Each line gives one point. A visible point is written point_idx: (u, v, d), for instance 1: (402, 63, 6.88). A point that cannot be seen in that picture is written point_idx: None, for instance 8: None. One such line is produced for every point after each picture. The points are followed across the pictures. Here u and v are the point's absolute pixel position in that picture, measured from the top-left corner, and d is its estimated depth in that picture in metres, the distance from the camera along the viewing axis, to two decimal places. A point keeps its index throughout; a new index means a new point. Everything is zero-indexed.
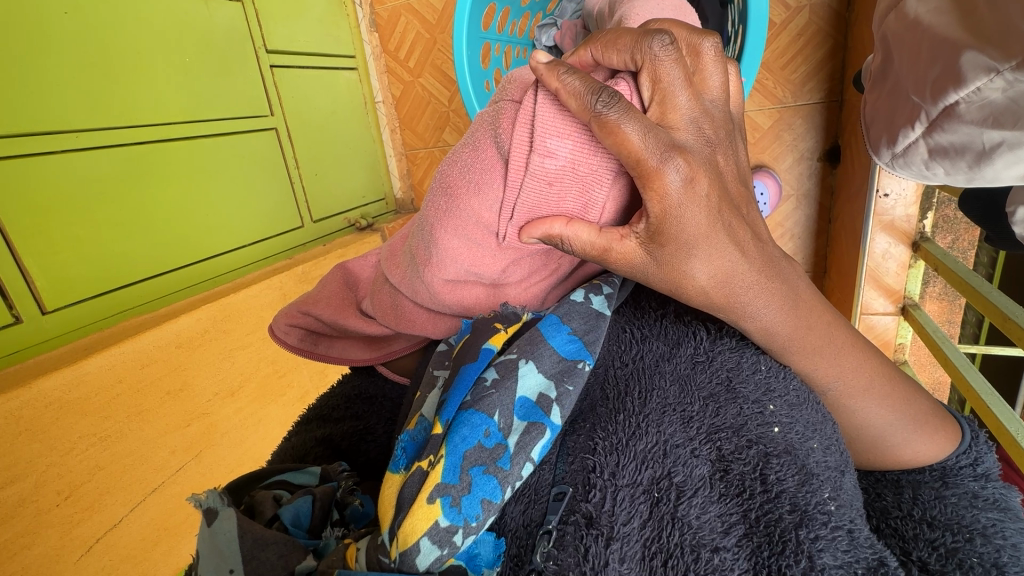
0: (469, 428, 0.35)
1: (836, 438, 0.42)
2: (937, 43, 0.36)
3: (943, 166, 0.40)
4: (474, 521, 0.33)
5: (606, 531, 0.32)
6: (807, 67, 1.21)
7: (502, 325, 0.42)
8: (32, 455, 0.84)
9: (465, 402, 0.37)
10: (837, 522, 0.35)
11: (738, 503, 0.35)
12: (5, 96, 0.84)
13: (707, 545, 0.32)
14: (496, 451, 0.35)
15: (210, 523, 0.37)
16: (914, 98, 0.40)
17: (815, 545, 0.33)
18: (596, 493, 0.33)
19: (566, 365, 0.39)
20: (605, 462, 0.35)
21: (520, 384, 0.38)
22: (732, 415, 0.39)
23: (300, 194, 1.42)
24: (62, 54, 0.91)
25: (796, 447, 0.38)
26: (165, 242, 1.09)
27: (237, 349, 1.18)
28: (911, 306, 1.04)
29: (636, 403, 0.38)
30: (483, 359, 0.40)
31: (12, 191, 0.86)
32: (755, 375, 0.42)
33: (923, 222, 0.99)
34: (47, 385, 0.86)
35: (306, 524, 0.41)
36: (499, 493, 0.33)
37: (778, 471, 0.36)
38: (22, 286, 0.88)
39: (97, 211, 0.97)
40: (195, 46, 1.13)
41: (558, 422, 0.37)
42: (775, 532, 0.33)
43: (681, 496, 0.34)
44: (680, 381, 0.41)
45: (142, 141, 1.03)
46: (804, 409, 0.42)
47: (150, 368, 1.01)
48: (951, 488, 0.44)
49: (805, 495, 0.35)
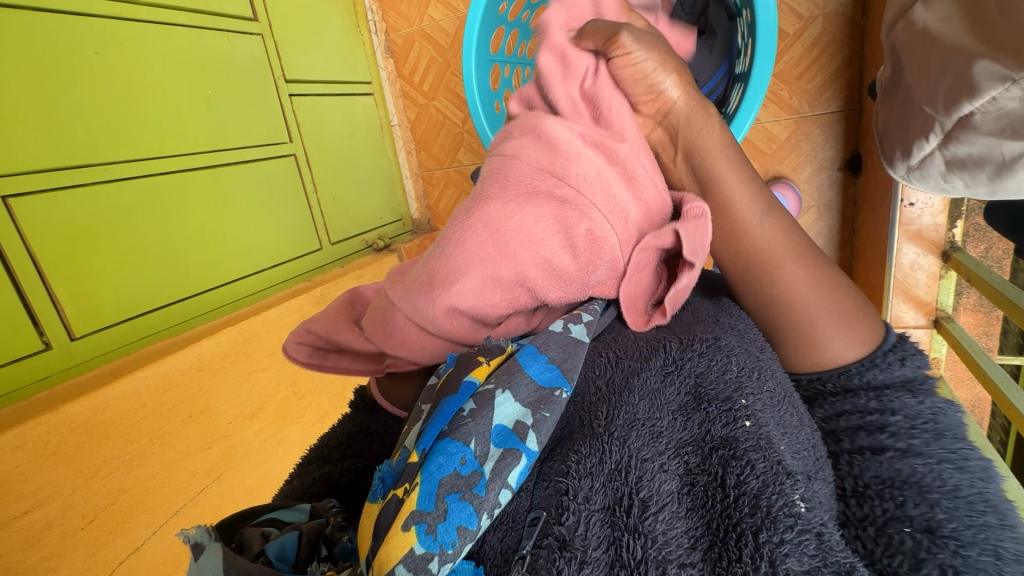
0: (445, 456, 0.35)
1: (811, 443, 0.42)
2: (945, 53, 0.35)
3: (962, 178, 0.38)
4: (450, 549, 0.32)
5: (579, 554, 0.31)
6: (823, 75, 1.19)
7: (484, 358, 0.43)
8: (58, 479, 0.87)
9: (442, 432, 0.37)
10: (805, 525, 0.32)
11: (704, 515, 0.34)
12: (41, 135, 0.89)
13: (672, 561, 0.31)
14: (472, 477, 0.35)
15: (197, 557, 0.37)
16: (926, 108, 0.38)
17: (780, 549, 0.31)
18: (569, 516, 0.33)
19: (545, 392, 0.40)
20: (577, 485, 0.34)
21: (496, 413, 0.38)
22: (699, 425, 0.39)
23: (319, 218, 1.45)
24: (91, 91, 0.95)
25: (768, 444, 0.37)
26: (188, 268, 1.12)
27: (257, 372, 1.20)
28: (945, 319, 0.99)
29: (603, 422, 0.38)
30: (463, 392, 0.40)
31: (44, 225, 0.91)
32: (725, 376, 0.42)
33: (953, 231, 0.96)
34: (73, 410, 0.89)
35: (292, 559, 0.40)
36: (475, 520, 0.33)
37: (739, 473, 0.35)
38: (51, 312, 0.92)
39: (123, 240, 1.01)
40: (215, 78, 1.17)
41: (535, 448, 0.37)
42: (732, 536, 0.32)
43: (645, 511, 0.33)
44: (651, 395, 0.41)
45: (166, 171, 1.07)
46: (780, 409, 0.42)
47: (173, 392, 1.03)
48: (890, 414, 0.45)
49: (770, 495, 0.33)
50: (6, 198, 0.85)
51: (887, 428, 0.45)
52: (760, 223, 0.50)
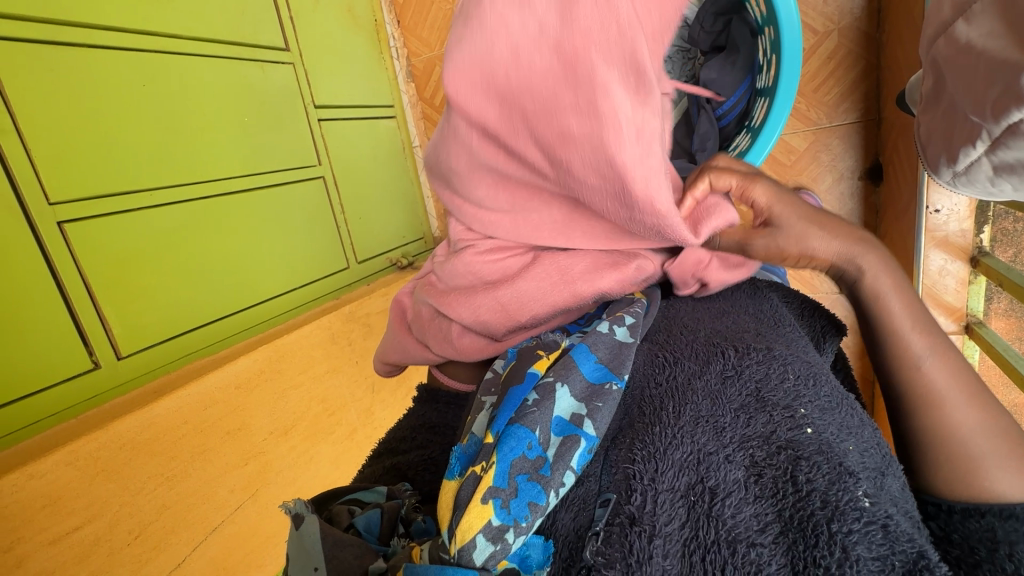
0: (516, 440, 0.37)
1: (876, 441, 0.41)
2: (993, 65, 0.36)
3: (1011, 182, 0.39)
4: (523, 522, 0.34)
5: (649, 528, 0.32)
6: (840, 87, 1.21)
7: (544, 353, 0.46)
8: (107, 495, 0.89)
9: (510, 417, 0.39)
10: (871, 517, 0.32)
11: (773, 503, 0.34)
12: (97, 162, 0.94)
13: (742, 540, 0.32)
14: (538, 460, 0.37)
15: (297, 526, 0.40)
16: (973, 117, 0.40)
17: (848, 538, 0.31)
18: (637, 495, 0.34)
19: (595, 388, 0.42)
20: (644, 469, 0.35)
21: (557, 404, 0.40)
22: (762, 423, 0.39)
23: (346, 238, 1.49)
24: (139, 122, 1.00)
25: (831, 447, 0.37)
26: (224, 289, 1.16)
27: (290, 389, 1.23)
28: (977, 324, 0.99)
29: (670, 415, 0.39)
30: (527, 381, 0.42)
31: (96, 250, 0.95)
32: (783, 383, 0.42)
33: (981, 237, 0.97)
34: (122, 427, 0.92)
35: (376, 532, 0.43)
36: (543, 497, 0.35)
37: (808, 471, 0.35)
38: (100, 332, 0.95)
39: (165, 262, 1.05)
40: (251, 106, 1.22)
41: (592, 434, 0.39)
42: (807, 527, 0.32)
43: (715, 497, 0.34)
44: (713, 395, 0.41)
45: (206, 195, 1.12)
46: (837, 412, 0.42)
47: (212, 410, 1.06)
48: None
49: (838, 491, 0.33)
50: (61, 223, 0.90)
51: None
52: (923, 363, 0.49)
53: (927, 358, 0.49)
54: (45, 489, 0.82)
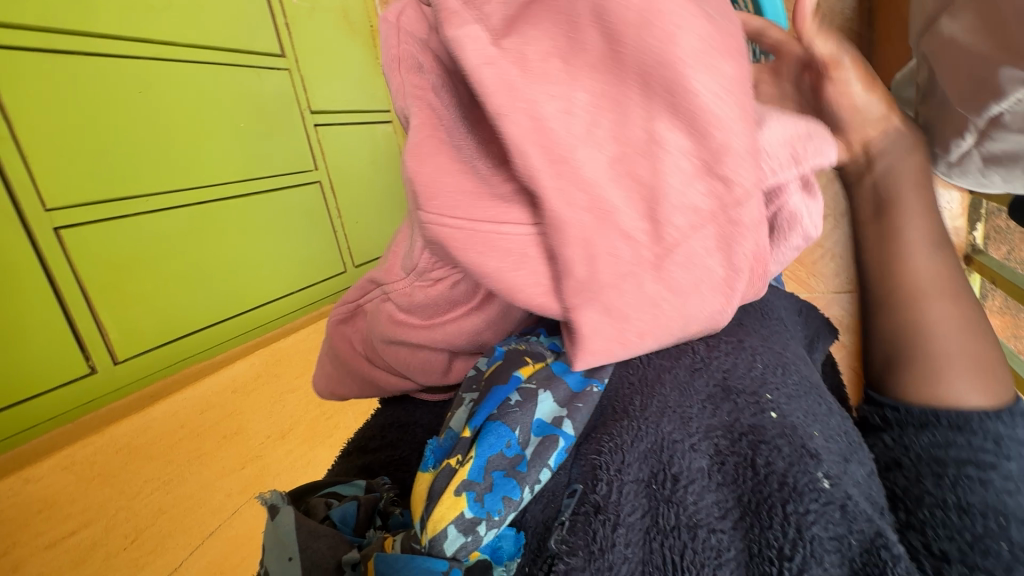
0: (495, 436, 0.32)
1: (846, 427, 0.35)
2: (970, 61, 0.37)
3: (1000, 172, 0.40)
4: (496, 515, 0.31)
5: (613, 517, 0.30)
6: None
7: (532, 359, 0.37)
8: (102, 499, 0.90)
9: (491, 413, 0.33)
10: (830, 498, 0.29)
11: (733, 488, 0.30)
12: (92, 169, 0.94)
13: (703, 525, 0.29)
14: (516, 458, 0.32)
15: (273, 517, 0.39)
16: (960, 110, 0.40)
17: (806, 518, 0.28)
18: (602, 484, 0.31)
19: (580, 391, 0.35)
20: (611, 458, 0.32)
21: (540, 406, 0.34)
22: (725, 408, 0.34)
23: (342, 242, 1.50)
24: (134, 128, 1.00)
25: (796, 428, 0.32)
26: (220, 294, 1.16)
27: (286, 393, 1.20)
28: None
29: (631, 402, 0.35)
30: (512, 380, 0.35)
31: (93, 256, 0.96)
32: (752, 365, 0.36)
33: (974, 235, 0.96)
34: (118, 431, 0.99)
35: (352, 523, 0.42)
36: (518, 492, 0.31)
37: (768, 453, 0.30)
38: (97, 336, 0.97)
39: (160, 267, 1.05)
40: (249, 111, 1.23)
41: (572, 434, 0.34)
42: (762, 507, 0.29)
43: (676, 483, 0.31)
44: (681, 386, 0.36)
45: (203, 201, 1.12)
46: (809, 397, 0.36)
47: (208, 413, 1.09)
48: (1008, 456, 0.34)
49: (800, 470, 0.29)
50: (57, 228, 0.91)
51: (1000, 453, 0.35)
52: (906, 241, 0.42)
53: (937, 249, 0.41)
54: (39, 494, 0.87)
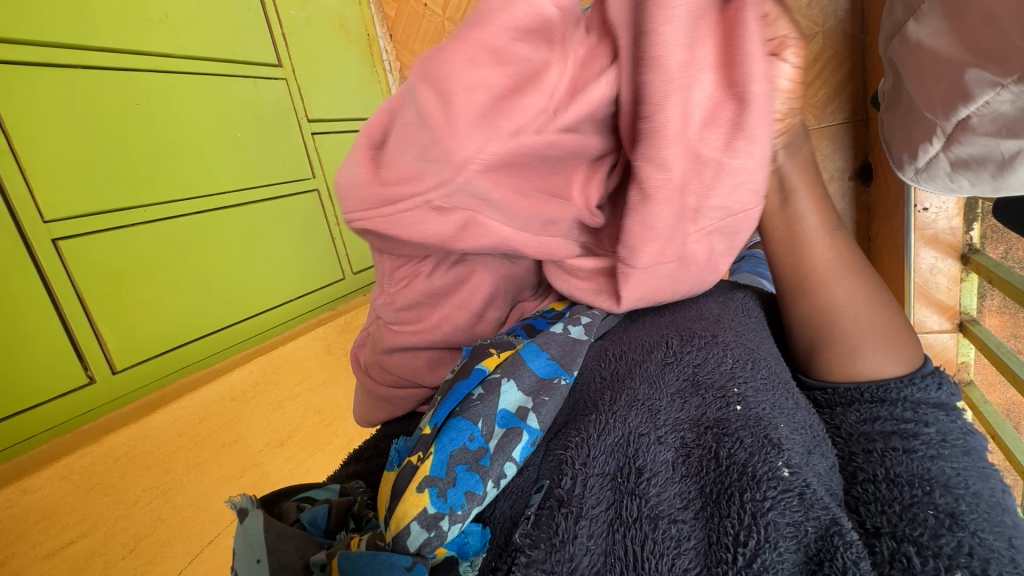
0: (456, 431, 0.38)
1: (808, 422, 0.39)
2: (942, 63, 0.38)
3: (968, 178, 0.39)
4: (459, 510, 0.35)
5: (576, 509, 0.33)
6: (827, 89, 1.22)
7: (496, 350, 0.45)
8: (101, 509, 0.91)
9: (453, 410, 0.40)
10: (788, 485, 0.32)
11: (697, 480, 0.35)
12: (90, 181, 0.95)
13: (664, 516, 0.33)
14: (479, 451, 0.38)
15: (242, 520, 0.39)
16: (928, 115, 0.40)
17: (762, 504, 0.32)
18: (567, 478, 0.35)
19: (545, 382, 0.42)
20: (576, 453, 0.36)
21: (502, 398, 0.40)
22: (695, 406, 0.39)
23: (340, 249, 1.50)
24: (130, 139, 1.01)
25: (761, 421, 0.37)
26: (217, 302, 1.17)
27: (286, 400, 1.23)
28: (970, 321, 0.98)
29: (606, 403, 0.40)
30: (474, 376, 0.42)
31: (93, 266, 0.97)
32: (721, 366, 0.42)
33: (970, 234, 0.96)
34: (115, 440, 0.96)
35: (322, 525, 0.43)
36: (481, 486, 0.36)
37: (731, 447, 0.35)
38: (95, 346, 0.98)
39: (157, 276, 1.06)
40: (246, 119, 1.24)
41: (536, 427, 0.39)
42: (724, 498, 0.33)
43: (640, 477, 0.35)
44: (653, 382, 0.41)
45: (199, 210, 1.13)
46: (777, 392, 0.41)
47: (207, 422, 1.09)
48: (924, 424, 0.39)
49: (760, 461, 0.34)
50: (56, 239, 0.92)
51: (920, 437, 0.38)
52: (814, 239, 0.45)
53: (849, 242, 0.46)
54: (39, 504, 0.85)
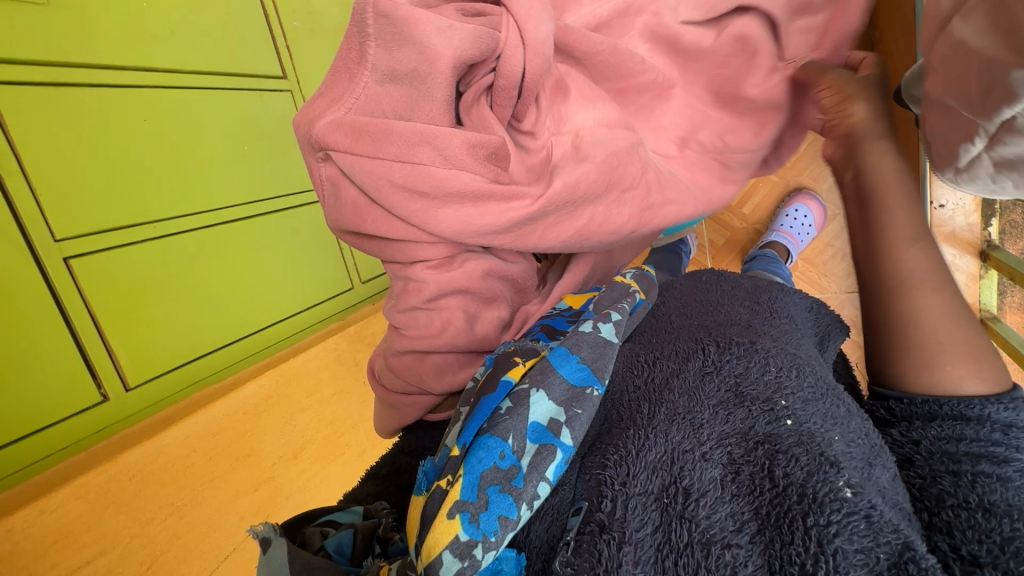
0: (485, 450, 0.38)
1: (864, 432, 0.41)
2: (977, 64, 0.37)
3: (1011, 179, 0.40)
4: (493, 536, 0.35)
5: (619, 535, 0.32)
6: None
7: (520, 359, 0.45)
8: (118, 527, 0.94)
9: (482, 427, 0.39)
10: (852, 508, 0.33)
11: (749, 501, 0.35)
12: (101, 198, 0.94)
13: (717, 542, 0.33)
14: (511, 470, 0.37)
15: (265, 551, 0.38)
16: (966, 114, 0.41)
17: (827, 531, 0.32)
18: (607, 501, 0.34)
19: (576, 391, 0.41)
20: (615, 473, 0.35)
21: (531, 410, 0.40)
22: (740, 419, 0.39)
23: (350, 259, 1.43)
24: (137, 154, 0.98)
25: (811, 438, 0.38)
26: (228, 317, 1.16)
27: (298, 412, 1.23)
28: (990, 319, 0.97)
29: (645, 417, 0.39)
30: (500, 390, 0.42)
31: (108, 283, 0.97)
32: (764, 377, 0.42)
33: (989, 230, 0.96)
34: (130, 458, 1.01)
35: (348, 553, 0.42)
36: (515, 510, 0.35)
37: (785, 465, 0.36)
38: (108, 364, 0.98)
39: (168, 291, 1.05)
40: (251, 134, 1.18)
41: (569, 443, 0.38)
42: (783, 522, 0.33)
43: (688, 498, 0.34)
44: (689, 392, 0.41)
45: (206, 225, 1.10)
46: (822, 403, 0.42)
47: (220, 437, 1.12)
48: (1017, 453, 0.43)
49: (817, 482, 0.34)
50: (68, 258, 0.91)
51: (1011, 465, 0.42)
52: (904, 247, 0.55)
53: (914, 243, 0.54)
54: (56, 523, 0.91)
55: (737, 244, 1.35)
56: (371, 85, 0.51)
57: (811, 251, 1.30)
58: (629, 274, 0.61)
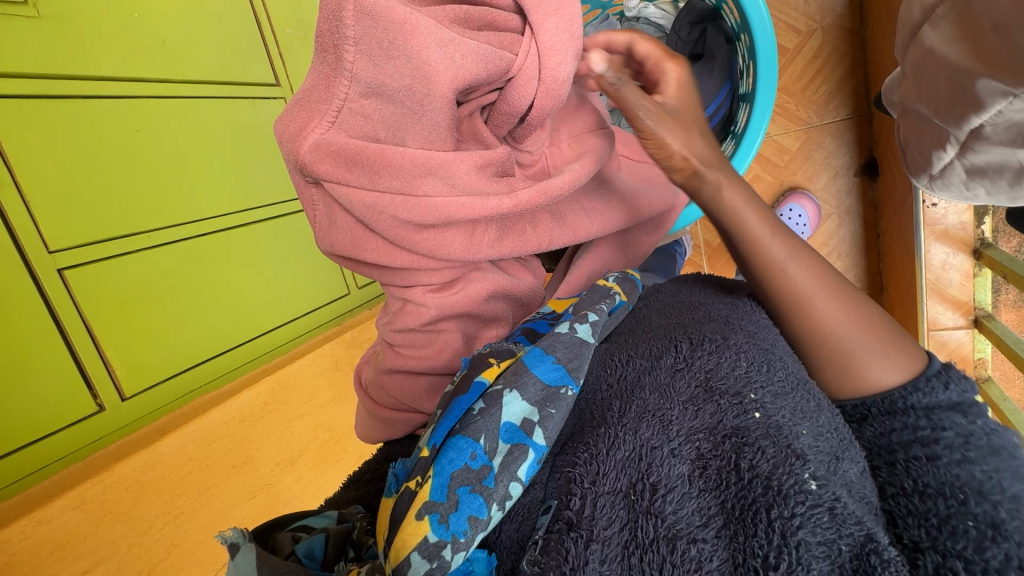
0: (456, 451, 0.38)
1: (835, 426, 0.42)
2: (952, 71, 0.40)
3: (983, 185, 0.44)
4: (461, 537, 0.35)
5: (586, 533, 0.33)
6: (828, 85, 1.19)
7: (495, 359, 0.46)
8: (116, 536, 0.96)
9: (453, 428, 0.40)
10: (817, 499, 0.34)
11: (717, 495, 0.35)
12: (96, 208, 0.95)
13: (682, 537, 0.33)
14: (482, 471, 0.37)
15: (233, 556, 0.38)
16: (940, 123, 0.44)
17: (791, 522, 0.32)
18: (576, 499, 0.34)
19: (551, 391, 0.42)
20: (585, 471, 0.36)
21: (505, 410, 0.40)
22: (710, 414, 0.39)
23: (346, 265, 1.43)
24: (131, 164, 0.99)
25: (778, 430, 0.38)
26: (225, 324, 1.17)
27: (294, 419, 1.23)
28: (985, 318, 0.98)
29: (614, 415, 0.39)
30: (474, 391, 0.43)
31: (105, 292, 0.98)
32: (734, 371, 0.42)
33: (982, 228, 0.96)
34: (126, 467, 1.01)
35: (320, 557, 0.43)
36: (485, 510, 0.36)
37: (751, 457, 0.36)
38: (105, 373, 0.99)
39: (163, 299, 1.06)
40: (244, 142, 1.18)
41: (541, 443, 0.39)
42: (748, 515, 0.34)
43: (655, 494, 0.34)
44: (660, 388, 0.41)
45: (200, 234, 1.11)
46: (791, 396, 0.42)
47: (217, 445, 1.12)
48: (942, 430, 0.44)
49: (782, 474, 0.35)
50: (62, 269, 0.92)
51: (941, 441, 0.43)
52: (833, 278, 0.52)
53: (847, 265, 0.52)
54: (52, 535, 0.92)
55: None
56: (357, 96, 0.48)
57: None
58: (612, 278, 0.63)
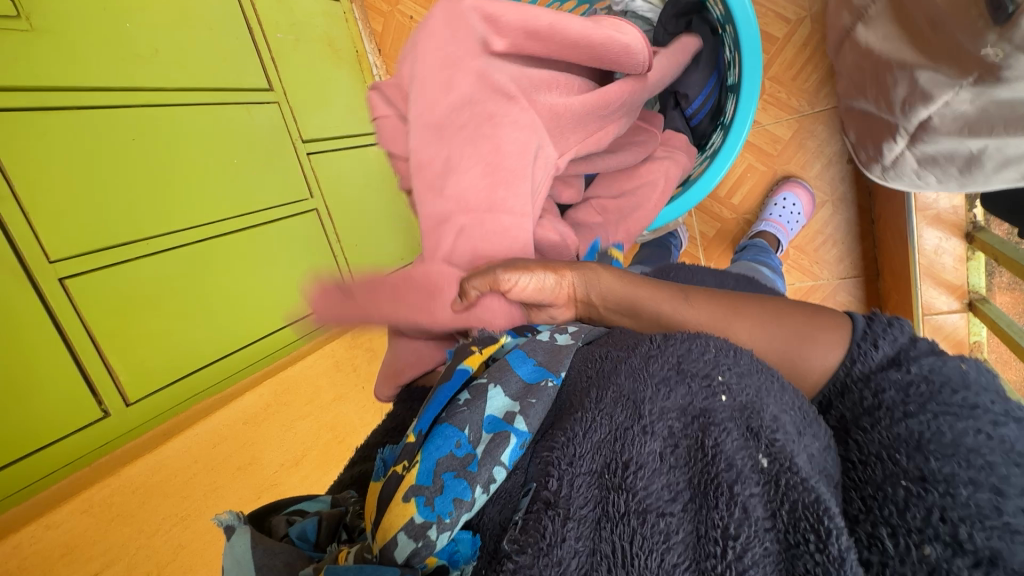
0: (444, 438, 0.42)
1: (796, 404, 0.43)
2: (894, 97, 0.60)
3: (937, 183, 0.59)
4: (447, 518, 0.38)
5: (563, 511, 0.36)
6: (819, 74, 1.18)
7: (478, 348, 0.50)
8: (124, 539, 0.97)
9: (441, 417, 0.44)
10: (767, 475, 0.38)
11: (686, 471, 0.38)
12: (95, 219, 0.96)
13: (652, 511, 0.36)
14: (467, 458, 0.41)
15: (229, 538, 0.41)
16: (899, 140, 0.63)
17: (750, 499, 0.36)
18: (554, 481, 0.38)
19: (531, 386, 0.45)
20: (563, 454, 0.39)
21: (489, 405, 0.44)
22: (681, 394, 0.41)
23: (344, 266, 1.48)
24: (122, 174, 0.99)
25: (747, 411, 0.41)
26: (227, 328, 1.18)
27: (297, 420, 1.29)
28: (980, 301, 0.99)
29: (593, 399, 0.42)
30: (458, 380, 0.47)
31: (103, 299, 0.99)
32: (704, 355, 0.43)
33: (974, 212, 0.96)
34: (132, 471, 1.02)
35: (312, 539, 0.44)
36: (469, 492, 0.39)
37: (717, 435, 0.39)
38: (107, 380, 1.00)
39: (164, 305, 1.07)
40: (237, 148, 1.19)
41: (523, 431, 0.42)
42: (711, 488, 0.37)
43: (628, 471, 0.37)
44: (634, 372, 0.43)
45: (196, 240, 1.12)
46: (755, 376, 0.43)
47: (221, 446, 1.14)
48: (882, 393, 0.47)
49: (743, 455, 0.38)
50: (63, 278, 0.94)
51: (883, 406, 0.46)
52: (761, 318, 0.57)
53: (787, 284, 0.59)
54: (62, 538, 0.91)
55: (729, 234, 1.35)
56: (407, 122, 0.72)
57: (802, 238, 1.30)
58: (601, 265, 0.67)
